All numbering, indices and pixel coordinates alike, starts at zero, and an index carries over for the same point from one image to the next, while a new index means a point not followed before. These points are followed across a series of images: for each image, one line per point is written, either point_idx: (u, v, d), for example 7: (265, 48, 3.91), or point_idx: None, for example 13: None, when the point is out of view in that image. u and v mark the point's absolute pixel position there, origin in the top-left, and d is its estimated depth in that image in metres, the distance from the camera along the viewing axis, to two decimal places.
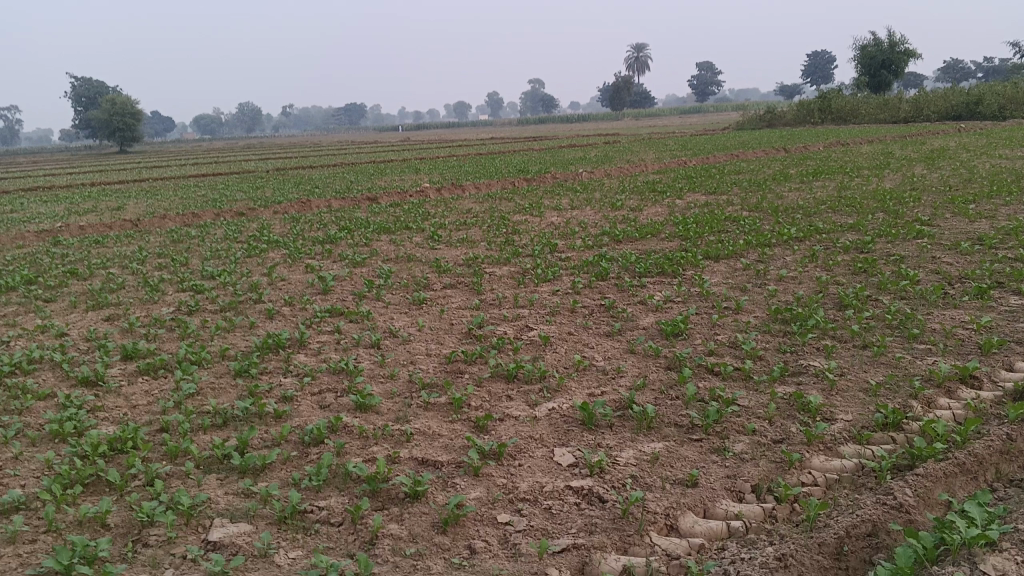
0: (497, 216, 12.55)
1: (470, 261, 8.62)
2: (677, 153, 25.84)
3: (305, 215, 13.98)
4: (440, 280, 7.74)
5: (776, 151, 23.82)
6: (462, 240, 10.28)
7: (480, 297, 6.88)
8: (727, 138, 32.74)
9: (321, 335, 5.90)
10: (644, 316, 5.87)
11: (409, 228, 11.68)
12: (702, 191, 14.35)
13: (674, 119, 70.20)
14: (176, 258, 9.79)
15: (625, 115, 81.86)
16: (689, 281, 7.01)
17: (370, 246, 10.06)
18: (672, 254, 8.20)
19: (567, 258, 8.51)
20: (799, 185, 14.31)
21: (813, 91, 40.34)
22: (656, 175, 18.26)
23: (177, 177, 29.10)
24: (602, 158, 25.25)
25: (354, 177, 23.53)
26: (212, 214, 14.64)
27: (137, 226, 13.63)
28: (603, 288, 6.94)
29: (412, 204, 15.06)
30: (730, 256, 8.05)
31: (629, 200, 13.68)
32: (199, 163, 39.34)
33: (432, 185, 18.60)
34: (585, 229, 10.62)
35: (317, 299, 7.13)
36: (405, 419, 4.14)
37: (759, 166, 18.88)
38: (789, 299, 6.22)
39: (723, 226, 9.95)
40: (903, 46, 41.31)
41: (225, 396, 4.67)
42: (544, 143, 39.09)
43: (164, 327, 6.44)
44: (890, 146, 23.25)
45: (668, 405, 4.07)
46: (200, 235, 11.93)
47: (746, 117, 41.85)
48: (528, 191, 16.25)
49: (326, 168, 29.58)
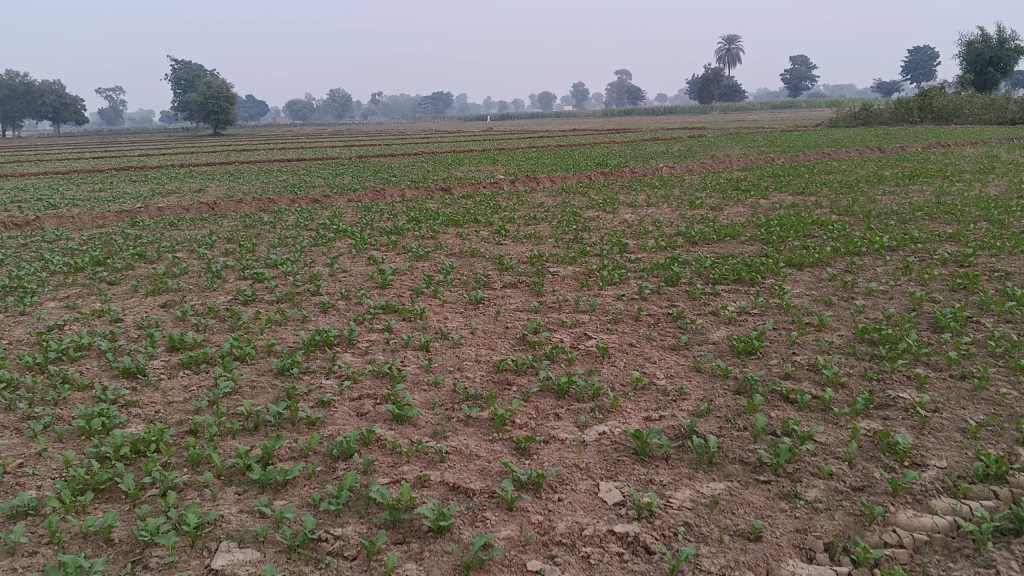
0: (569, 211, 12.18)
1: (536, 259, 8.26)
2: (763, 149, 24.87)
3: (377, 204, 13.88)
4: (502, 278, 7.42)
5: (870, 151, 22.61)
6: (530, 236, 9.93)
7: (540, 299, 6.53)
8: (818, 137, 31.38)
9: (370, 334, 5.65)
10: (714, 328, 5.42)
11: (477, 221, 11.39)
12: (788, 191, 13.62)
13: (763, 115, 68.26)
14: (243, 244, 9.76)
15: (712, 109, 80.00)
16: (767, 291, 6.49)
17: (436, 239, 9.83)
18: (750, 260, 7.67)
19: (638, 259, 8.07)
20: (894, 188, 13.43)
21: (913, 89, 38.35)
22: (739, 172, 17.50)
23: (261, 161, 29.64)
24: (684, 153, 24.48)
25: (432, 166, 23.44)
26: (287, 200, 14.71)
27: (214, 209, 13.77)
28: (672, 294, 6.50)
29: (485, 195, 14.81)
30: (813, 265, 7.47)
31: (710, 199, 13.10)
32: (284, 148, 40.04)
33: (507, 176, 18.31)
34: (659, 228, 10.13)
35: (373, 294, 6.90)
36: (442, 435, 3.83)
37: (851, 166, 17.90)
38: (878, 316, 5.66)
39: (808, 231, 9.32)
40: (1014, 43, 38.91)
41: (261, 397, 4.46)
42: (626, 136, 38.38)
43: (217, 317, 6.32)
44: (995, 149, 21.79)
45: (733, 437, 3.64)
46: (271, 221, 11.94)
47: (840, 114, 40.12)
48: (604, 186, 15.77)
49: (406, 156, 29.67)
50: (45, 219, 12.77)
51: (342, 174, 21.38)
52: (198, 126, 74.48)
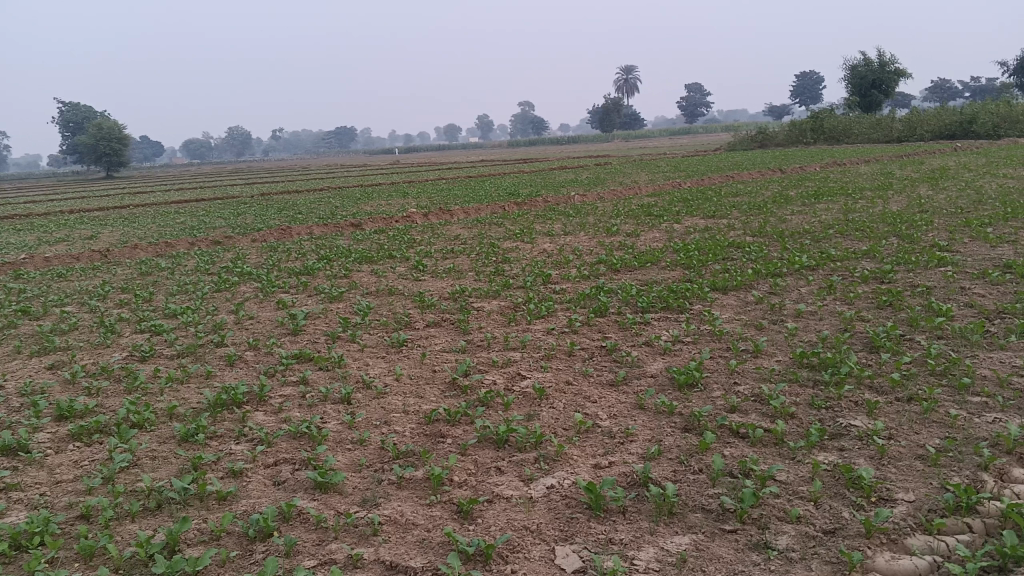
0: (486, 243, 11.92)
1: (457, 295, 7.94)
2: (669, 174, 25.27)
3: (285, 243, 13.32)
4: (423, 318, 7.06)
5: (771, 172, 23.25)
6: (448, 270, 9.61)
7: (466, 339, 6.20)
8: (721, 159, 32.26)
9: (285, 387, 5.21)
10: (651, 360, 5.20)
11: (392, 258, 10.99)
12: (700, 214, 13.72)
13: (664, 140, 70.12)
14: (140, 293, 9.09)
15: (614, 136, 81.69)
16: (697, 318, 6.34)
17: (350, 278, 9.39)
18: (676, 286, 7.54)
19: (563, 291, 7.85)
20: (801, 208, 13.69)
21: (804, 111, 39.93)
22: (650, 198, 17.63)
23: (159, 203, 28.39)
24: (593, 181, 24.63)
25: (340, 202, 22.88)
26: (187, 243, 13.96)
27: (107, 256, 12.93)
28: (602, 326, 6.27)
29: (397, 230, 14.42)
30: (739, 288, 7.39)
31: (625, 225, 13.06)
32: (184, 189, 38.60)
33: (419, 210, 17.95)
34: (579, 257, 9.96)
35: (286, 342, 6.44)
36: (373, 502, 3.45)
37: (756, 187, 18.28)
38: (812, 339, 5.55)
39: (727, 254, 9.30)
40: (893, 66, 41.08)
41: (164, 470, 3.97)
42: (534, 165, 38.60)
43: (112, 378, 5.74)
44: (887, 166, 22.69)
45: (691, 482, 3.39)
46: (171, 267, 11.25)
47: (738, 137, 41.38)
48: (518, 216, 15.59)
49: (312, 192, 28.95)
50: None
51: (246, 214, 20.60)
52: (89, 168, 71.33)
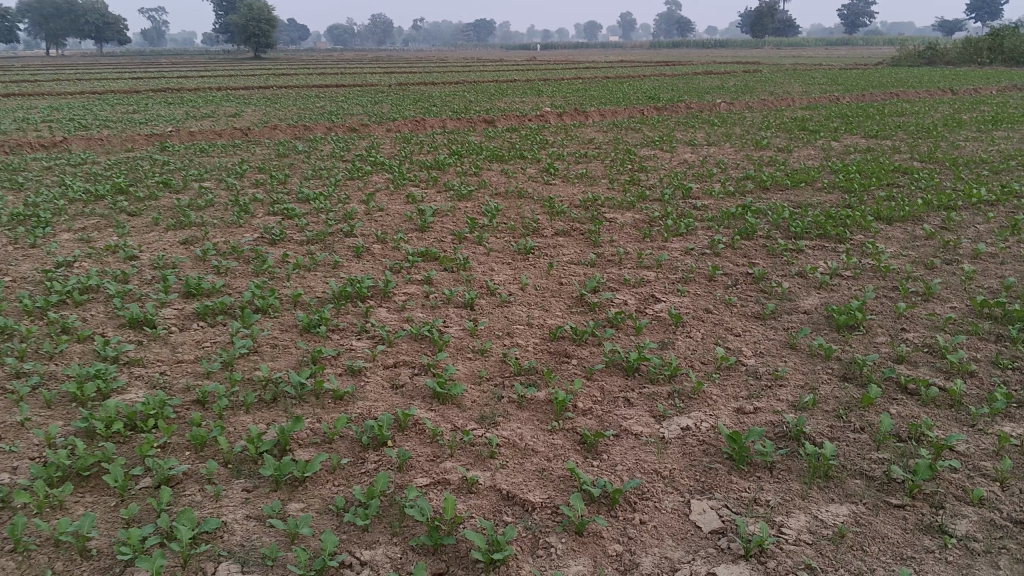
0: (623, 149, 11.36)
1: (591, 203, 7.53)
2: (824, 87, 23.47)
3: (418, 135, 13.17)
4: (554, 224, 6.72)
5: (941, 92, 21.22)
6: (582, 175, 9.16)
7: (598, 251, 5.83)
8: (882, 75, 29.80)
9: (408, 286, 5.01)
10: (804, 296, 4.69)
11: (524, 158, 10.62)
12: (859, 134, 12.59)
13: (818, 51, 65.63)
14: (275, 175, 9.12)
15: (764, 43, 77.00)
16: (857, 251, 5.71)
17: (481, 176, 9.12)
18: (832, 211, 6.86)
19: (705, 207, 7.30)
20: (976, 134, 12.34)
21: (983, 26, 36.17)
22: (803, 111, 16.39)
23: (299, 86, 28.86)
24: (740, 89, 23.21)
25: (474, 97, 22.53)
26: (323, 128, 14.04)
27: (247, 135, 13.15)
28: (748, 251, 5.75)
29: (532, 129, 14.01)
30: (905, 220, 6.64)
31: (775, 139, 12.17)
32: (324, 73, 39.15)
33: (554, 110, 17.40)
34: (723, 172, 9.30)
35: (412, 238, 6.25)
36: (492, 420, 3.20)
37: (923, 108, 16.68)
38: (994, 286, 4.87)
39: (891, 180, 8.43)
40: None
41: (282, 361, 3.86)
42: (675, 70, 36.91)
43: (240, 259, 5.72)
44: None
45: (850, 443, 2.97)
46: (307, 150, 11.29)
47: (903, 52, 38.04)
48: (658, 122, 14.81)
49: (448, 85, 28.70)
50: (73, 141, 12.23)
51: (382, 102, 20.60)
52: (239, 48, 73.49)
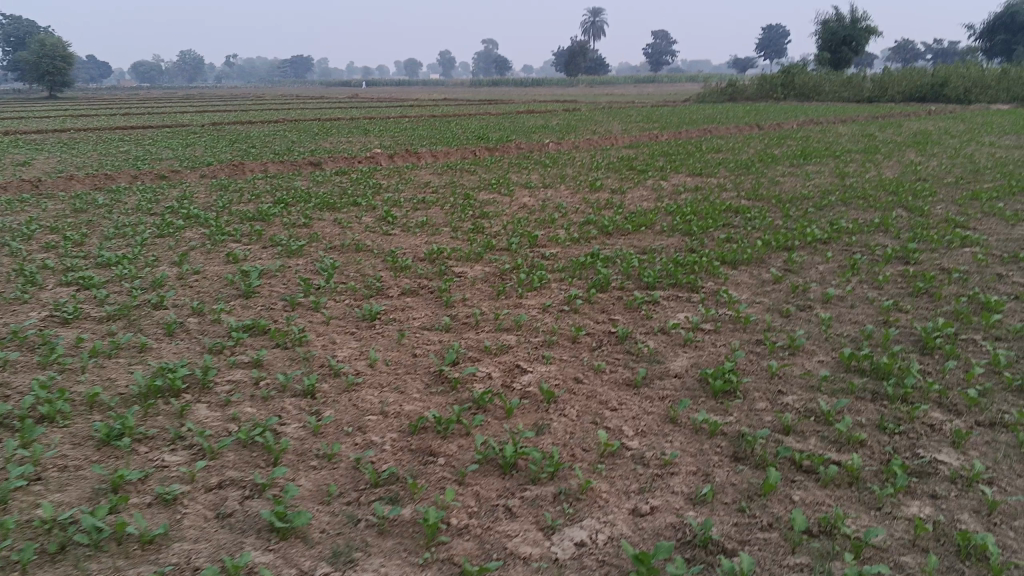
0: (459, 193, 11.00)
1: (434, 255, 7.04)
2: (642, 125, 24.35)
3: (238, 182, 12.21)
4: (398, 282, 6.17)
5: (750, 128, 22.54)
6: (421, 224, 8.67)
7: (449, 313, 5.33)
8: (692, 112, 31.48)
9: (233, 373, 4.30)
10: (674, 357, 4.40)
11: (357, 205, 9.99)
12: (686, 172, 12.91)
13: (629, 89, 69.11)
14: (69, 236, 7.99)
15: (581, 81, 80.18)
16: (713, 301, 5.56)
17: (311, 228, 8.42)
18: (681, 256, 6.75)
19: (554, 256, 7.00)
20: (792, 170, 12.97)
21: (776, 66, 39.19)
22: (629, 150, 16.78)
23: (102, 129, 26.62)
24: (565, 128, 23.66)
25: (298, 137, 21.57)
26: (129, 176, 12.74)
27: (38, 188, 11.68)
28: (606, 304, 5.46)
29: (362, 172, 13.40)
30: (750, 265, 6.62)
31: (608, 179, 12.25)
32: (130, 114, 36.50)
33: (384, 150, 16.84)
34: (565, 216, 9.10)
35: (237, 310, 5.50)
36: (349, 557, 2.62)
37: (738, 145, 17.52)
38: (853, 334, 4.82)
39: (727, 220, 8.52)
40: (866, 24, 40.48)
41: (74, 491, 3.08)
42: (500, 108, 37.37)
43: (22, 347, 4.76)
44: (865, 127, 22.10)
45: (762, 546, 2.64)
46: (109, 205, 10.11)
47: (709, 89, 40.49)
48: (491, 163, 14.62)
49: (268, 125, 27.43)
50: None
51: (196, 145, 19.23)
52: (32, 87, 67.64)
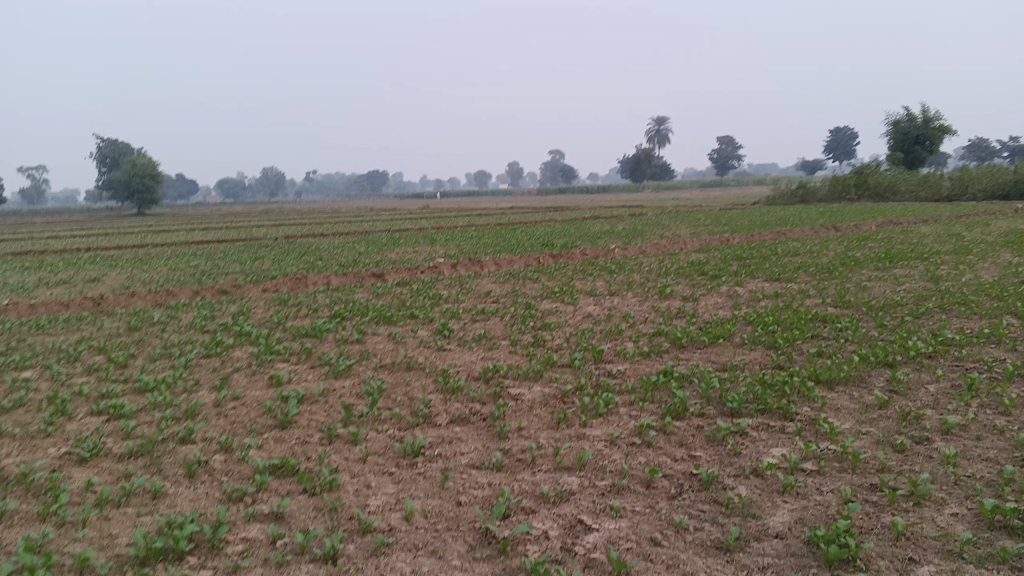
0: (522, 303, 10.47)
1: (490, 374, 6.44)
2: (712, 229, 23.76)
3: (296, 295, 11.98)
4: (448, 408, 5.55)
5: (826, 229, 21.70)
6: (478, 338, 8.11)
7: (502, 446, 4.67)
8: (763, 214, 30.77)
9: (249, 529, 3.70)
10: (771, 510, 3.62)
11: (414, 319, 9.52)
12: (762, 277, 12.17)
13: (695, 193, 69.01)
14: (114, 357, 7.68)
15: (647, 186, 80.62)
16: (810, 432, 4.77)
17: (362, 345, 7.95)
18: (766, 375, 5.99)
19: (622, 375, 6.31)
20: (878, 273, 12.08)
21: (847, 166, 38.36)
22: (699, 255, 16.11)
23: (177, 243, 27.29)
24: (632, 233, 23.23)
25: (364, 248, 21.61)
26: (190, 292, 12.65)
27: (99, 305, 11.62)
28: (684, 436, 4.72)
29: (423, 283, 13.06)
30: (847, 386, 5.81)
31: (678, 286, 11.58)
32: (208, 228, 37.69)
33: (447, 260, 16.57)
34: (633, 328, 8.43)
35: (269, 445, 4.95)
36: None
37: (815, 247, 16.67)
38: (990, 476, 3.97)
39: (814, 331, 7.71)
40: (939, 122, 39.63)
41: None
42: (566, 214, 37.36)
43: (27, 493, 4.27)
44: (950, 226, 20.95)
45: None
46: (163, 322, 9.88)
47: (778, 191, 39.79)
48: (556, 271, 14.11)
49: (336, 236, 27.77)
50: None
51: (263, 258, 19.36)
52: (122, 206, 71.29)
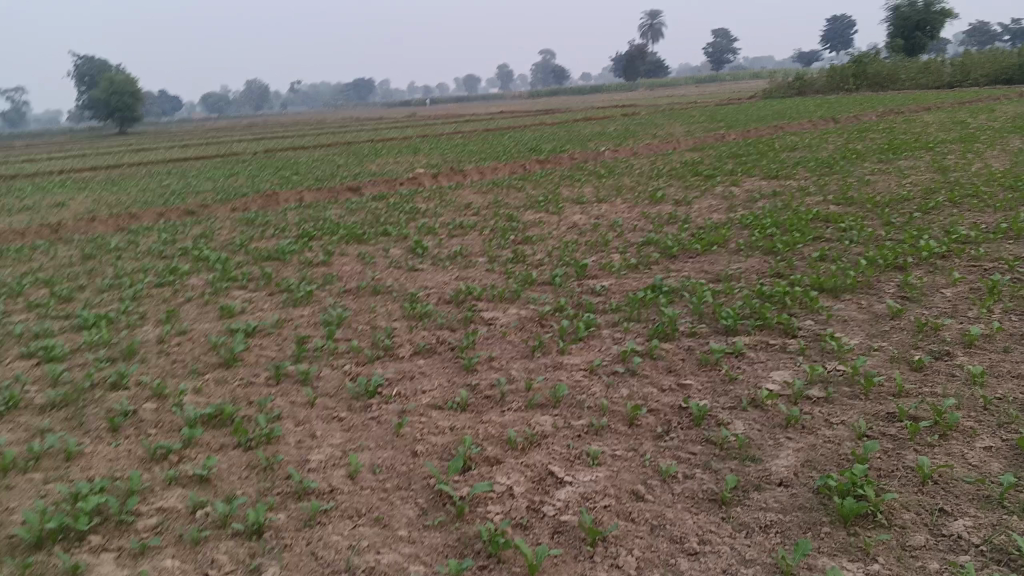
0: (504, 214, 9.83)
1: (463, 296, 5.86)
2: (707, 126, 22.85)
3: (266, 214, 11.31)
4: (413, 338, 4.99)
5: (826, 121, 20.83)
6: (453, 255, 7.49)
7: (468, 381, 4.13)
8: (759, 108, 29.69)
9: (167, 496, 3.19)
10: (773, 452, 3.10)
11: (387, 236, 8.88)
12: (759, 175, 11.48)
13: (689, 91, 67.24)
14: (58, 291, 7.07)
15: (639, 86, 78.52)
16: (815, 351, 4.22)
17: (328, 267, 7.35)
18: (766, 286, 5.41)
19: (607, 291, 5.73)
20: (881, 167, 11.37)
21: (845, 56, 36.95)
22: (692, 154, 15.37)
23: (153, 163, 26.34)
24: (624, 134, 22.36)
25: (345, 160, 20.76)
26: (155, 215, 11.97)
27: (58, 232, 10.97)
28: (673, 361, 4.17)
29: (401, 196, 12.37)
30: (854, 294, 5.25)
31: (671, 189, 10.91)
32: (187, 146, 36.56)
33: (429, 170, 15.82)
34: (621, 238, 7.80)
35: (208, 390, 4.41)
36: None
37: (814, 141, 15.91)
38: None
39: (817, 233, 7.09)
40: (940, 5, 38.05)
41: None
42: (554, 117, 36.17)
43: None
44: (954, 114, 20.06)
45: None
46: (121, 249, 9.25)
47: (773, 84, 38.46)
48: (541, 178, 13.37)
49: (318, 149, 26.82)
50: None
51: (240, 175, 18.57)
52: (105, 125, 69.43)
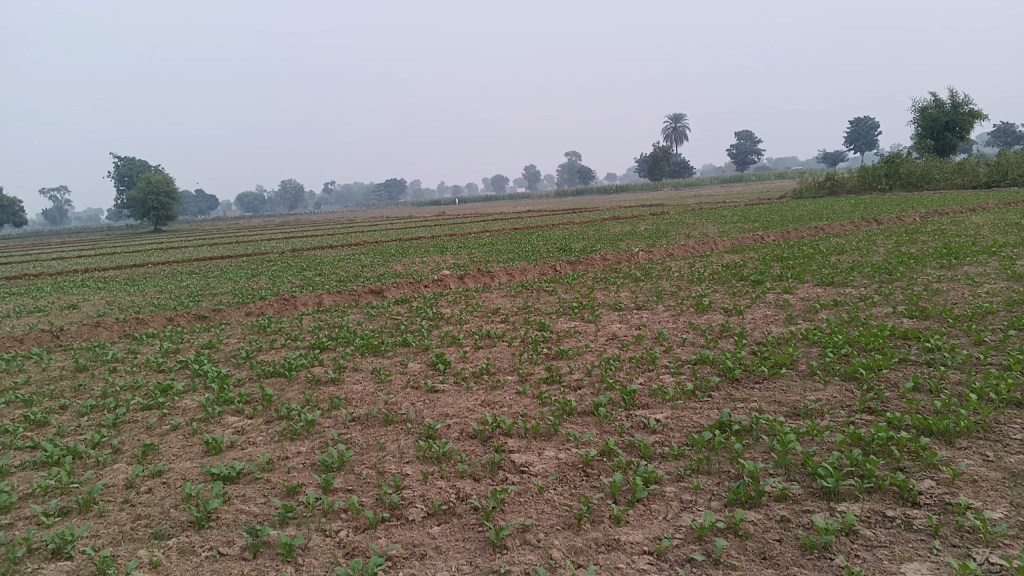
0: (535, 322, 8.97)
1: (491, 431, 4.93)
2: (742, 227, 22.12)
3: (281, 319, 10.54)
4: (429, 491, 4.05)
5: (867, 221, 20.05)
6: (479, 374, 6.58)
7: (496, 568, 3.18)
8: (793, 208, 28.99)
9: None
10: None
11: (406, 347, 8.03)
12: (811, 280, 10.61)
13: (715, 192, 67.12)
14: (33, 412, 6.23)
15: (666, 185, 78.81)
16: (949, 532, 3.23)
17: (338, 387, 6.46)
18: (861, 428, 4.44)
19: (663, 428, 4.78)
20: (945, 273, 10.44)
21: (877, 155, 36.45)
22: (733, 256, 14.56)
23: (179, 261, 26.02)
24: (656, 233, 21.71)
25: (371, 260, 20.19)
26: (164, 319, 11.25)
27: (59, 338, 10.25)
28: (766, 547, 3.19)
29: (426, 299, 11.61)
30: (971, 440, 4.27)
31: (716, 295, 10.04)
32: (215, 244, 36.49)
33: (455, 271, 15.12)
34: (669, 354, 6.88)
35: (168, 564, 3.48)
36: None
37: (862, 242, 15.05)
38: None
39: (899, 353, 6.13)
40: (969, 107, 37.71)
41: None
42: (584, 216, 35.77)
43: None
44: (1002, 215, 19.18)
45: None
46: (119, 360, 8.45)
47: (805, 183, 37.94)
48: (574, 281, 12.58)
49: (343, 248, 26.44)
50: None
51: (263, 275, 18.00)
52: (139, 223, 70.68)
